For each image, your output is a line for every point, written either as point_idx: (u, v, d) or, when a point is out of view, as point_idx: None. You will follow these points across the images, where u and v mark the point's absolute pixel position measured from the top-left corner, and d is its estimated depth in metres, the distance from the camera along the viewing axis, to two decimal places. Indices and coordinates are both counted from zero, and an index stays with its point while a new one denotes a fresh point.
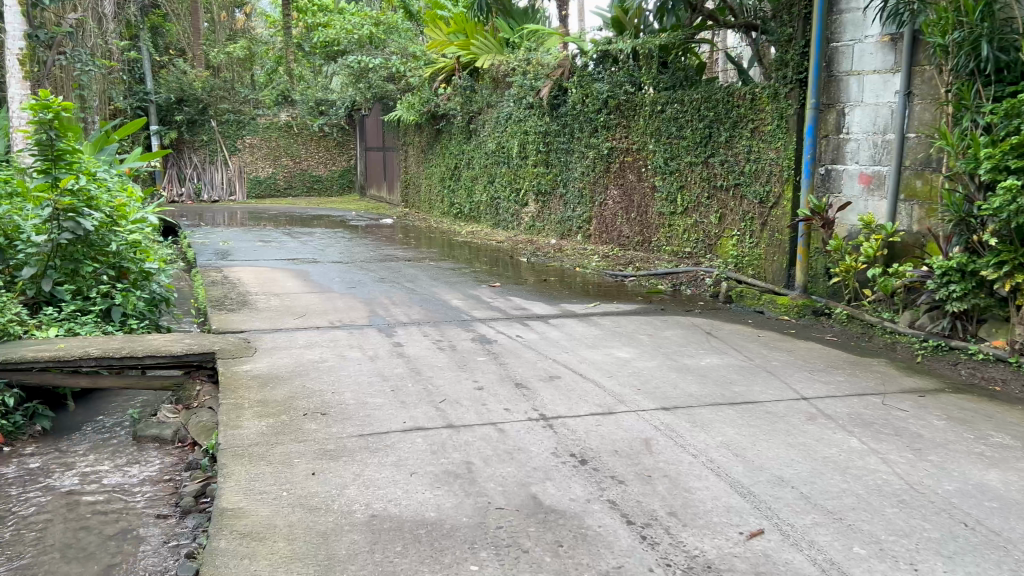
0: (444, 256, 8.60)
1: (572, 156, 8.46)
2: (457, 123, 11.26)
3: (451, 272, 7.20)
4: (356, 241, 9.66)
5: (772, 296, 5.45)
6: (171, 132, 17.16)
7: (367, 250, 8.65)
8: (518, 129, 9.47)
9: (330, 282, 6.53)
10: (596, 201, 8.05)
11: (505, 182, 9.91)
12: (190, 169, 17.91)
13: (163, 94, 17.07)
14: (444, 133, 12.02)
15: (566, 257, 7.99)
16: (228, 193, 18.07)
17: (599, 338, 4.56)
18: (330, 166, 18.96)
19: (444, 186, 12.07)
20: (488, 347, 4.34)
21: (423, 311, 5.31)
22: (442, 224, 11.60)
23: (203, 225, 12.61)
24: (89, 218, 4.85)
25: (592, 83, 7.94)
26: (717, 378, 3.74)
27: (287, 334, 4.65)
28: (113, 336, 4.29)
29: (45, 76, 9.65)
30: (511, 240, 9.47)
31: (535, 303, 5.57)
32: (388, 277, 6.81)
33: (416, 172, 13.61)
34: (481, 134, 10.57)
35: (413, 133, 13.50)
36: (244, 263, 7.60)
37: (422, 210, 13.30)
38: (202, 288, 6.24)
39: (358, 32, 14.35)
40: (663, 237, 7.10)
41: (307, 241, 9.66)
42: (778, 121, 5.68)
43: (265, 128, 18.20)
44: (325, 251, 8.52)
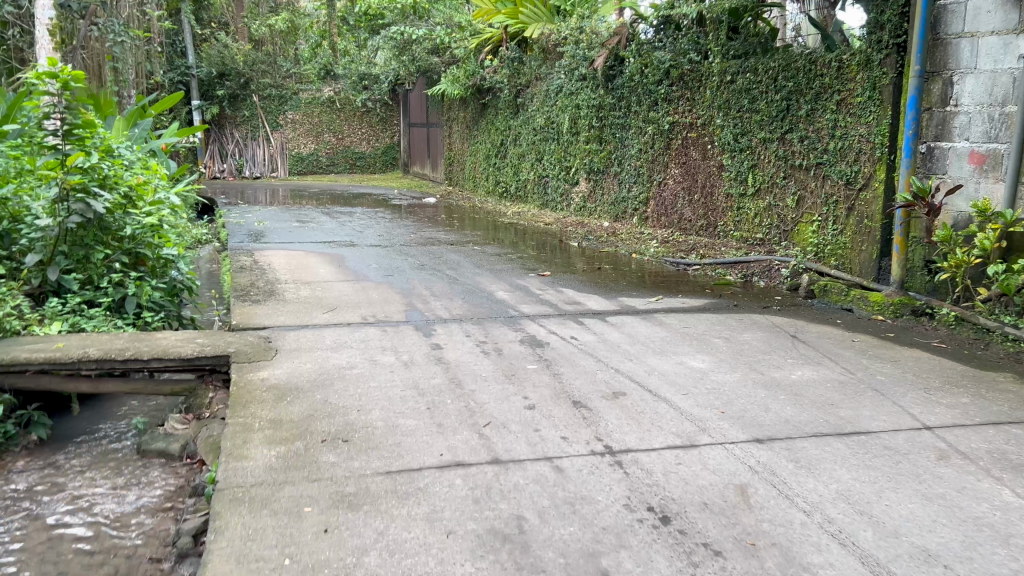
0: (490, 239, 8.05)
1: (628, 131, 7.82)
2: (503, 97, 10.65)
3: (497, 257, 6.65)
4: (396, 222, 9.16)
5: (862, 292, 4.80)
6: (212, 107, 16.92)
7: (407, 232, 8.15)
8: (569, 103, 8.83)
9: (366, 268, 6.03)
10: (655, 180, 7.41)
11: (555, 160, 9.30)
12: (231, 145, 17.69)
13: (205, 69, 16.74)
14: (490, 108, 11.42)
15: (621, 242, 7.38)
16: (270, 170, 17.77)
17: (668, 342, 3.97)
18: (373, 143, 18.46)
19: (490, 164, 11.50)
20: (539, 351, 3.78)
21: (466, 305, 4.76)
22: (487, 204, 11.04)
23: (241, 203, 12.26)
24: (99, 199, 4.41)
25: (651, 52, 7.27)
26: (814, 398, 3.13)
27: (314, 331, 4.15)
28: (119, 333, 3.83)
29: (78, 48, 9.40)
30: (560, 222, 8.87)
31: (590, 296, 5.00)
32: (429, 264, 6.28)
33: (460, 149, 13.05)
34: (529, 109, 9.95)
35: (458, 108, 12.93)
36: (277, 245, 7.15)
37: (467, 189, 12.75)
38: (229, 275, 5.78)
39: (401, 1, 13.77)
40: (731, 221, 6.45)
41: (346, 221, 9.20)
42: (871, 92, 4.98)
43: (307, 104, 17.80)
44: (363, 233, 8.03)
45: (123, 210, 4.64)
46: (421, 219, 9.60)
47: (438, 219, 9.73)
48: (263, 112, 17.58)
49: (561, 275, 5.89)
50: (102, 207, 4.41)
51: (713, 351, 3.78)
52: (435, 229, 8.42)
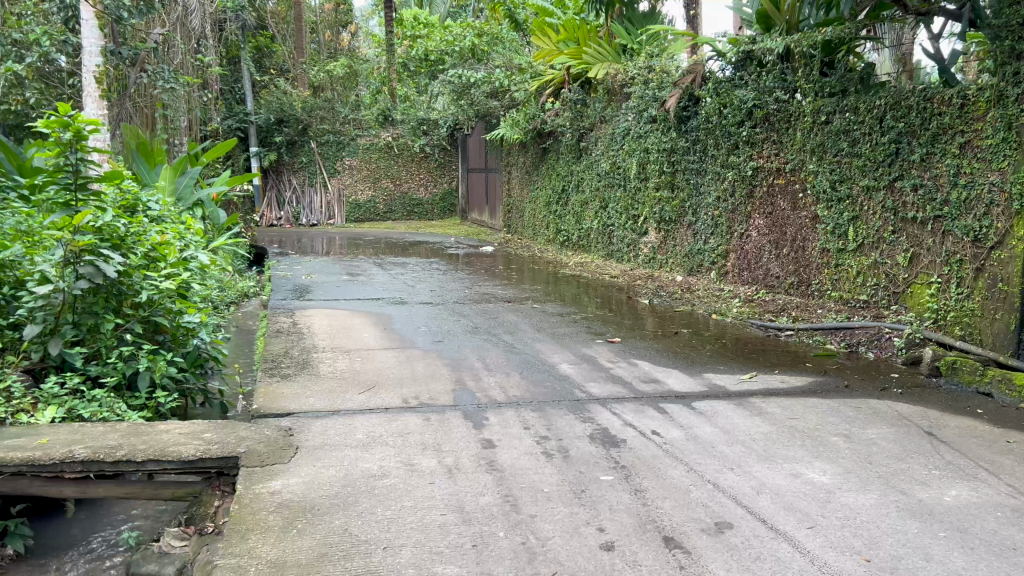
0: (551, 294, 7.40)
1: (704, 177, 7.12)
2: (566, 141, 10.07)
3: (559, 317, 5.98)
4: (451, 274, 8.60)
5: (1004, 372, 3.98)
6: (270, 154, 16.83)
7: (462, 286, 7.56)
8: (637, 147, 8.19)
9: (415, 332, 5.42)
10: (736, 231, 6.68)
11: (621, 207, 8.64)
12: (289, 192, 17.53)
13: (263, 115, 16.59)
14: (551, 153, 10.86)
15: (697, 300, 6.64)
16: (327, 217, 17.53)
17: (773, 441, 3.22)
18: (431, 189, 18.10)
19: (551, 211, 10.89)
20: (615, 452, 3.07)
21: (525, 381, 4.10)
22: (548, 254, 10.41)
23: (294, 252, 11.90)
24: (111, 261, 3.93)
25: (731, 90, 6.59)
26: (985, 537, 2.36)
27: (347, 417, 3.52)
28: (118, 423, 3.26)
29: (128, 96, 9.20)
30: (627, 275, 8.17)
31: (670, 372, 4.28)
32: (484, 326, 5.65)
33: (520, 196, 12.50)
34: (593, 154, 9.33)
35: (517, 153, 12.40)
36: (323, 302, 6.63)
37: (526, 237, 12.17)
38: (263, 340, 5.24)
39: (460, 44, 13.38)
40: (827, 279, 5.67)
41: (399, 274, 8.66)
42: (1005, 133, 4.20)
43: (365, 150, 17.55)
44: (414, 288, 7.47)
45: (140, 273, 4.15)
46: (478, 271, 9.02)
47: (495, 271, 9.14)
48: (321, 158, 17.40)
49: (634, 341, 5.18)
50: (114, 270, 3.92)
51: (834, 456, 3.03)
52: (491, 283, 7.82)
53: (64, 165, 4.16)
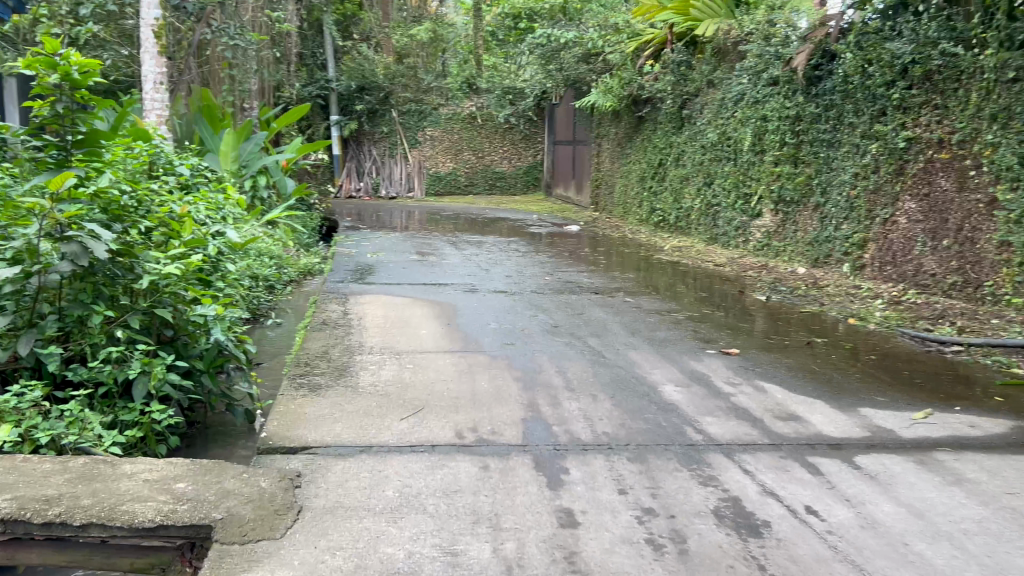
0: (648, 283, 6.35)
1: (837, 150, 5.94)
2: (665, 109, 8.95)
3: (659, 315, 4.96)
4: (532, 257, 7.64)
5: None
6: (350, 123, 16.19)
7: (543, 272, 6.60)
8: (752, 113, 7.03)
9: (483, 329, 4.50)
10: (877, 216, 5.51)
11: (730, 185, 7.49)
12: (369, 163, 16.80)
13: (344, 82, 15.94)
14: (647, 123, 9.74)
15: (828, 299, 5.50)
16: (406, 190, 16.80)
17: (995, 538, 2.16)
18: (514, 162, 17.09)
19: (644, 187, 9.80)
20: (757, 547, 2.07)
21: (620, 409, 3.12)
22: (641, 236, 9.31)
23: (367, 226, 11.15)
24: (101, 238, 3.11)
25: (881, 43, 5.39)
26: None
27: (380, 457, 2.62)
28: (75, 456, 2.44)
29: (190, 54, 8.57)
30: (736, 264, 7.04)
31: (811, 406, 3.23)
32: (567, 323, 4.69)
33: (610, 170, 11.40)
34: (698, 123, 8.18)
35: (609, 123, 11.30)
36: (381, 287, 5.77)
37: (616, 216, 11.08)
38: (302, 333, 4.40)
39: (551, 2, 12.41)
40: (1006, 280, 4.47)
41: (473, 255, 7.75)
42: None
43: (447, 120, 16.70)
44: (488, 273, 6.55)
45: (142, 253, 3.34)
46: (563, 254, 8.02)
47: (582, 254, 8.11)
48: (402, 128, 16.65)
49: (756, 353, 4.13)
50: (105, 250, 3.10)
51: None
52: (577, 268, 6.83)
53: (52, 116, 3.34)
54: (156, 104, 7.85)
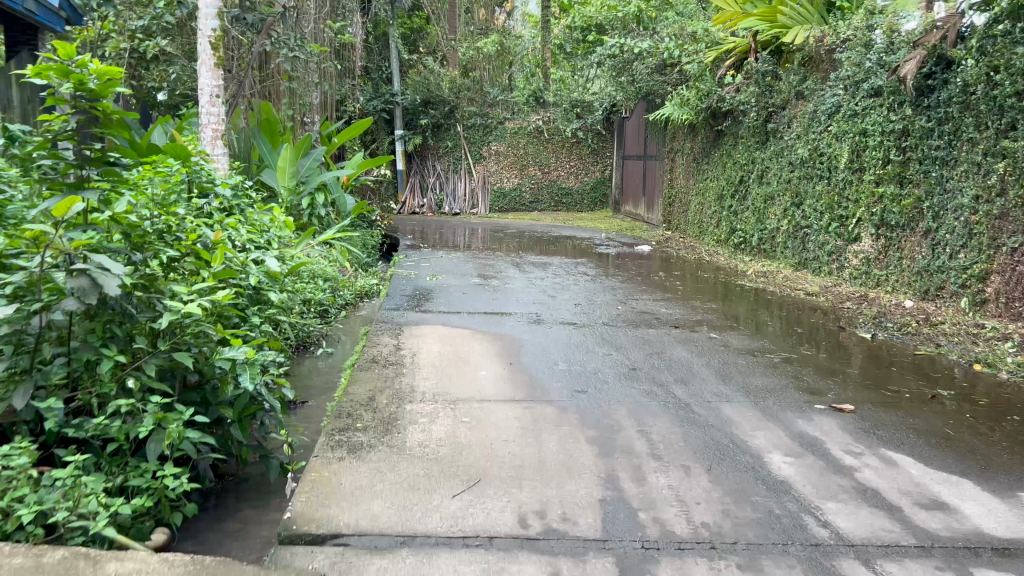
0: (731, 313, 5.73)
1: (952, 168, 5.26)
2: (748, 123, 8.31)
3: (750, 357, 4.36)
4: (603, 281, 7.09)
5: None
6: (415, 137, 15.90)
7: (617, 299, 6.05)
8: (849, 127, 6.37)
9: (549, 371, 3.97)
10: (1003, 244, 4.80)
11: (823, 205, 6.81)
12: (433, 178, 16.52)
13: (409, 96, 15.72)
14: (727, 137, 9.11)
15: (945, 339, 4.81)
16: (470, 206, 16.43)
17: None
18: (581, 178, 16.55)
19: (723, 206, 9.17)
20: None
21: (720, 487, 2.56)
22: (720, 259, 8.66)
23: (429, 244, 10.77)
24: (113, 272, 2.69)
25: (1010, 47, 4.69)
26: None
27: (426, 553, 2.11)
28: (58, 547, 1.99)
29: (248, 66, 8.34)
30: (830, 293, 6.37)
31: (958, 489, 2.61)
32: (645, 364, 4.13)
33: (685, 187, 10.77)
34: (786, 137, 7.54)
35: (685, 137, 10.68)
36: (438, 316, 5.31)
37: (690, 236, 10.44)
38: (348, 370, 3.95)
39: (624, 11, 11.91)
40: None
41: (540, 278, 7.24)
42: None
43: (512, 134, 16.23)
44: (556, 300, 6.03)
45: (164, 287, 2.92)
46: (637, 277, 7.43)
47: (656, 278, 7.51)
48: (467, 142, 16.29)
49: (872, 408, 3.51)
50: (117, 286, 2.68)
51: None
52: (654, 296, 6.26)
53: (66, 132, 2.95)
54: (211, 118, 7.61)
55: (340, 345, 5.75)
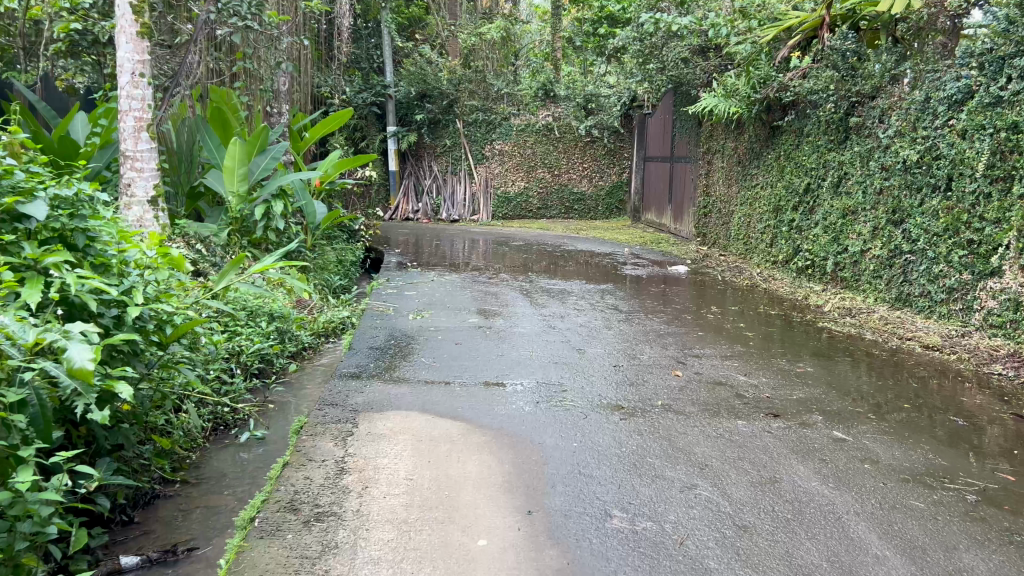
0: (838, 383, 4.00)
1: None
2: (822, 117, 6.59)
3: (925, 491, 2.65)
4: (643, 321, 5.36)
5: None
6: (409, 134, 14.36)
7: (671, 358, 4.33)
8: (986, 118, 4.67)
9: (599, 536, 2.25)
10: None
11: (940, 227, 5.09)
12: (429, 180, 14.91)
13: (403, 88, 14.13)
14: (787, 135, 7.42)
15: None
16: (471, 211, 14.59)
17: None
18: (595, 182, 14.78)
19: (780, 219, 7.47)
20: None
21: None
22: (781, 289, 6.92)
23: (422, 261, 9.07)
24: None
25: None
26: None
27: None
28: None
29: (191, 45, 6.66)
30: (959, 348, 4.65)
31: None
32: (762, 517, 2.41)
33: (727, 195, 9.01)
34: (878, 134, 5.85)
35: (728, 135, 8.94)
36: (415, 391, 3.59)
37: (735, 254, 8.68)
38: (243, 535, 2.23)
39: None
40: None
41: (558, 315, 5.50)
42: None
43: (518, 131, 14.43)
44: (585, 356, 4.31)
45: None
46: (687, 314, 5.71)
47: (711, 314, 5.79)
48: (467, 141, 14.60)
49: None
50: None
51: None
52: (720, 351, 4.54)
53: None
54: (134, 103, 5.84)
55: (273, 426, 4.01)
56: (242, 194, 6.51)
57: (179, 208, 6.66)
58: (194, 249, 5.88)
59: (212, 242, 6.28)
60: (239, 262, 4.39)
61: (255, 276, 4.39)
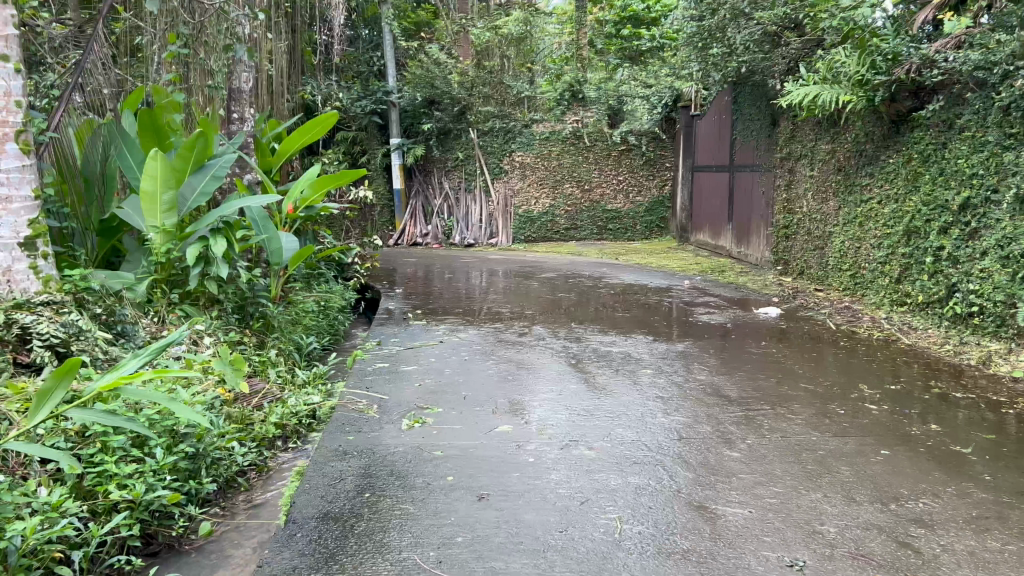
0: None
1: None
2: (996, 100, 4.60)
3: None
4: (779, 427, 3.35)
5: None
6: (416, 146, 12.48)
7: (884, 537, 2.31)
8: None
9: None
10: None
11: None
12: (439, 199, 12.97)
13: (409, 94, 12.34)
14: (924, 129, 5.44)
15: None
16: (487, 235, 12.69)
17: None
18: (633, 197, 12.81)
19: (917, 246, 5.48)
20: None
21: None
22: (935, 347, 4.89)
23: (433, 303, 7.12)
24: None
25: None
26: None
27: None
28: None
29: (93, 36, 4.85)
30: None
31: None
32: None
33: (822, 213, 7.01)
34: None
35: (822, 135, 6.98)
36: None
37: (838, 289, 6.69)
38: None
39: None
40: None
41: (635, 416, 3.48)
42: None
43: (542, 140, 12.52)
44: (722, 537, 2.30)
45: None
46: (835, 405, 3.69)
47: (869, 401, 3.77)
48: (482, 152, 12.67)
49: None
50: None
51: None
52: (959, 509, 2.51)
53: None
54: None
55: None
56: (170, 230, 4.61)
57: (83, 250, 4.70)
58: (88, 311, 3.97)
59: (123, 299, 4.36)
60: (70, 368, 2.48)
61: (96, 394, 2.58)
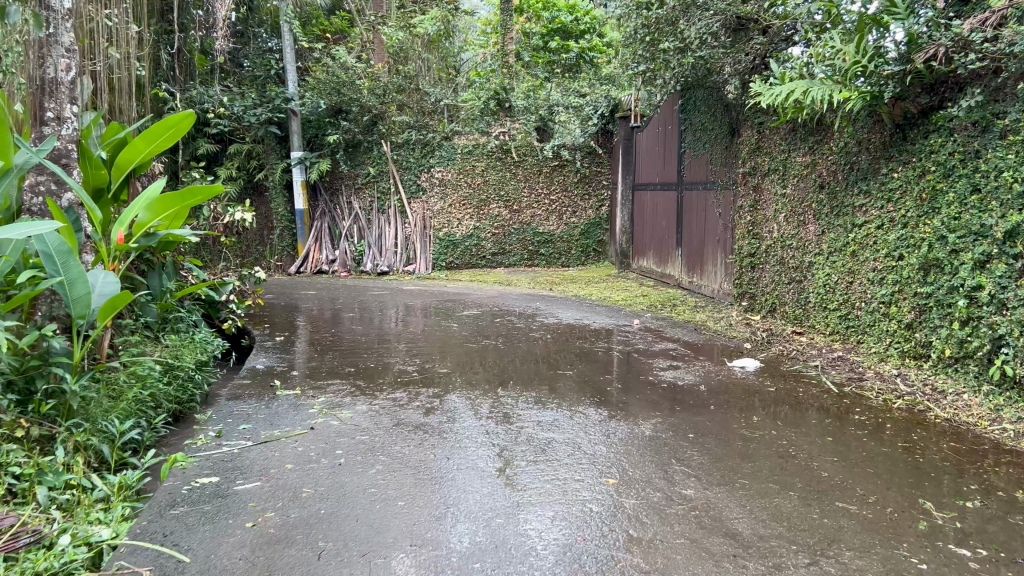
0: None
1: None
2: None
3: None
4: None
5: None
6: (320, 160, 10.94)
7: None
8: None
9: None
10: None
11: None
12: (348, 220, 11.43)
13: (311, 100, 10.82)
14: (945, 131, 4.22)
15: None
16: (403, 260, 11.17)
17: None
18: (567, 217, 11.51)
19: (939, 283, 4.25)
20: None
21: None
22: (983, 426, 3.63)
23: (325, 354, 5.61)
24: None
25: None
26: None
27: None
28: None
29: None
30: None
31: None
32: None
33: (800, 239, 5.78)
34: None
35: (797, 144, 5.77)
36: None
37: (824, 332, 5.47)
38: None
39: None
40: None
41: None
42: None
43: (465, 154, 11.12)
44: None
45: None
46: (906, 552, 2.35)
47: (952, 541, 2.43)
48: (397, 167, 11.21)
49: None
50: None
51: None
52: None
53: None
54: None
55: None
56: None
57: None
58: None
59: None
60: None
61: None
